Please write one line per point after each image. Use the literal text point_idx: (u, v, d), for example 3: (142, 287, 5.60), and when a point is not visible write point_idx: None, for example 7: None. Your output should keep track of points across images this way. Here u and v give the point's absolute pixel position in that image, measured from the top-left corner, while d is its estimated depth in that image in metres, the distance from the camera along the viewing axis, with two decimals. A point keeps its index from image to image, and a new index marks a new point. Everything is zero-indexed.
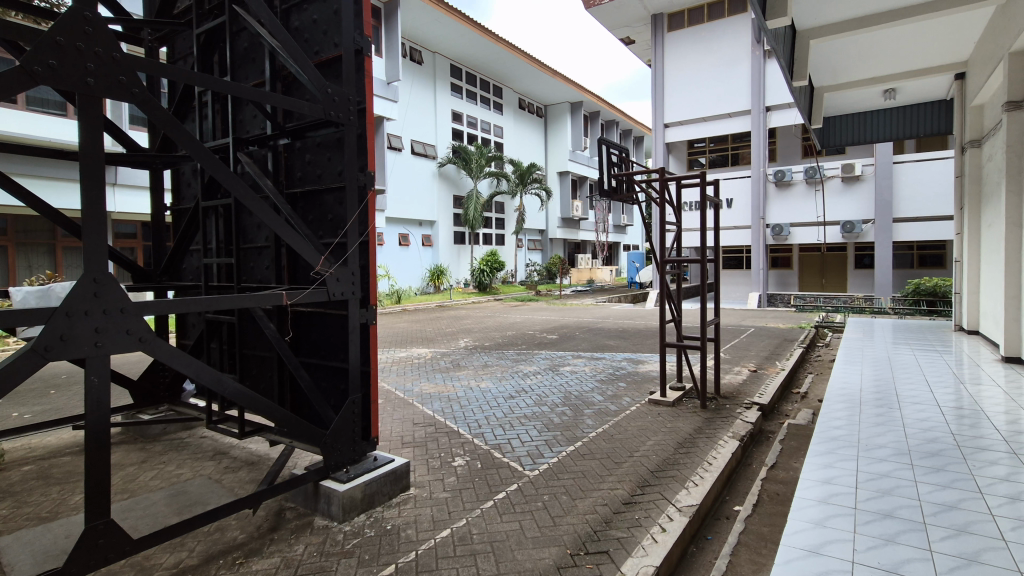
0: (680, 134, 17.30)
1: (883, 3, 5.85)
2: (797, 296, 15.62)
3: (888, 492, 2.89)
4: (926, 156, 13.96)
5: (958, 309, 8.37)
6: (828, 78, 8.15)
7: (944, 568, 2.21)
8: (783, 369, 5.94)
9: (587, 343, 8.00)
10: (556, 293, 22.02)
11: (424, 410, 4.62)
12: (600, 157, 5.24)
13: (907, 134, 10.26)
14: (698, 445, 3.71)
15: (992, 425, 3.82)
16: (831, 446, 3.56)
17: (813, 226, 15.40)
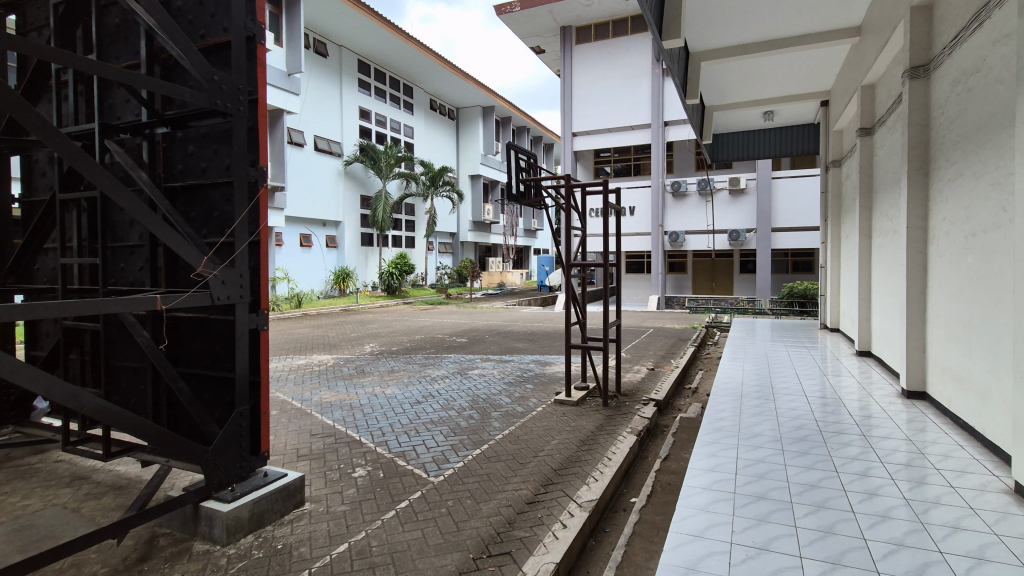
0: (587, 144, 18.03)
1: (762, 32, 6.45)
2: (691, 298, 16.84)
3: (763, 476, 3.18)
4: (799, 173, 15.64)
5: (823, 310, 9.45)
6: (717, 97, 8.87)
7: (805, 541, 2.47)
8: (677, 367, 6.35)
9: (495, 347, 8.05)
10: (469, 296, 22.05)
11: (324, 420, 4.40)
12: (508, 162, 5.29)
13: (783, 152, 11.43)
14: (599, 442, 3.86)
15: (848, 412, 4.35)
16: (716, 436, 3.85)
17: (704, 234, 16.70)
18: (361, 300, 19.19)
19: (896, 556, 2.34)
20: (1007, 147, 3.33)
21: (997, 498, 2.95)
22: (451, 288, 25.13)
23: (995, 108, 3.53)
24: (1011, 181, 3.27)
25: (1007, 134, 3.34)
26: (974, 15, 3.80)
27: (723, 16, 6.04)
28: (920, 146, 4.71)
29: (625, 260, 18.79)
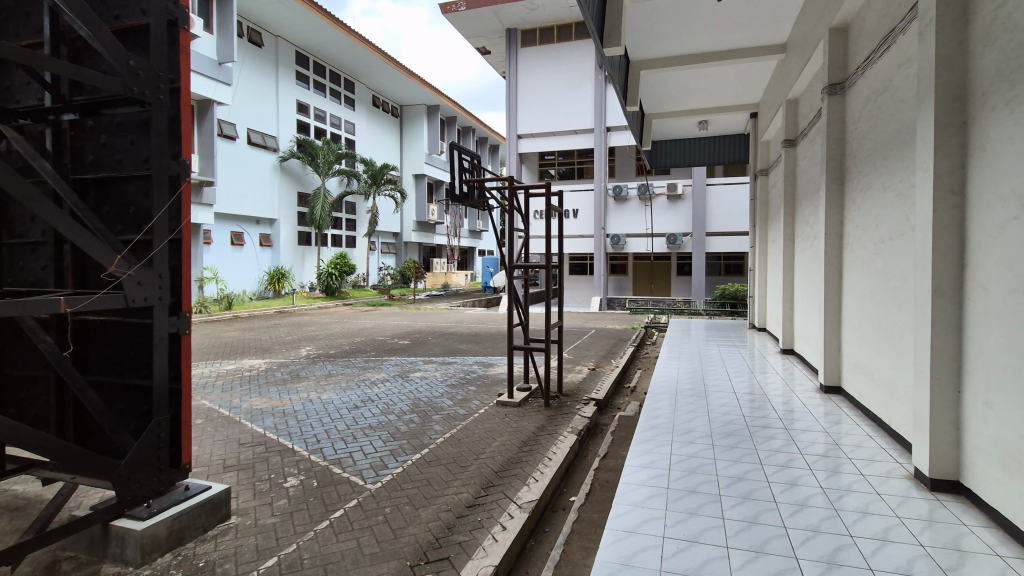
0: (532, 146, 18.23)
1: (696, 44, 6.75)
2: (630, 299, 17.33)
3: (694, 471, 3.31)
4: (731, 181, 16.46)
5: (752, 311, 9.99)
6: (655, 106, 9.19)
7: (732, 532, 2.59)
8: (617, 366, 6.52)
9: (437, 349, 7.97)
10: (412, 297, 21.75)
11: (254, 428, 4.18)
12: (451, 162, 5.24)
13: (716, 161, 12.00)
14: (540, 443, 3.89)
15: (773, 407, 4.61)
16: (652, 433, 3.98)
17: (643, 238, 17.29)
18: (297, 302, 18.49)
19: (812, 542, 2.50)
20: (910, 161, 3.65)
21: (900, 484, 3.22)
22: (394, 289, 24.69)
23: (899, 126, 3.85)
24: (912, 192, 3.58)
25: (909, 149, 3.66)
26: (883, 39, 4.15)
27: (661, 27, 6.26)
28: (836, 158, 5.07)
29: (569, 262, 19.12)
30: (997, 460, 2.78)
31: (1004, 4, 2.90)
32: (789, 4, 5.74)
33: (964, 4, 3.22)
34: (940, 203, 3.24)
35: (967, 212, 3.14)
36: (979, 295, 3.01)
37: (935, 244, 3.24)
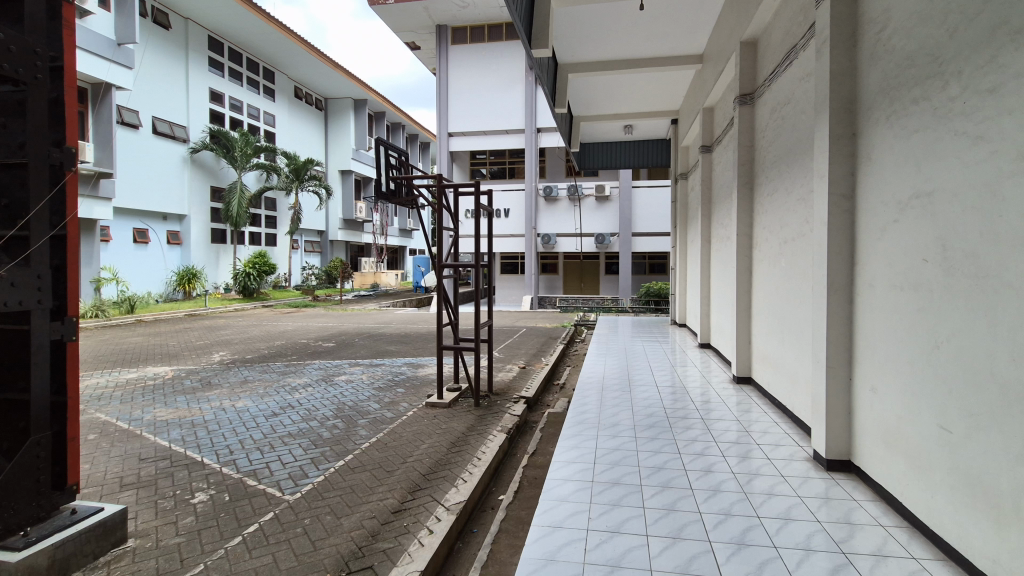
0: (463, 145, 18.17)
1: (621, 50, 6.98)
2: (562, 299, 18.11)
3: (617, 463, 3.42)
4: (654, 184, 17.21)
5: (674, 307, 10.50)
6: (583, 108, 9.42)
7: (652, 520, 2.69)
8: (547, 364, 6.62)
9: (365, 351, 7.74)
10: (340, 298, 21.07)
11: (157, 442, 3.85)
12: (377, 158, 5.09)
13: (640, 164, 12.50)
14: (469, 443, 3.87)
15: (691, 399, 4.87)
16: (579, 428, 4.06)
17: (572, 238, 17.77)
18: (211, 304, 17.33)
19: (724, 525, 2.66)
20: (809, 168, 3.96)
21: (801, 465, 3.49)
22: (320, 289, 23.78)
23: (800, 135, 4.18)
24: (811, 196, 3.90)
25: (808, 157, 3.97)
26: (786, 54, 4.48)
27: (587, 31, 6.41)
28: (746, 163, 5.43)
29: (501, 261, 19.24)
30: (881, 439, 3.08)
31: (886, 27, 3.22)
32: (705, 17, 6.07)
33: (854, 25, 3.54)
34: (834, 206, 3.55)
35: (857, 215, 3.46)
36: (866, 291, 3.32)
37: (830, 244, 3.55)
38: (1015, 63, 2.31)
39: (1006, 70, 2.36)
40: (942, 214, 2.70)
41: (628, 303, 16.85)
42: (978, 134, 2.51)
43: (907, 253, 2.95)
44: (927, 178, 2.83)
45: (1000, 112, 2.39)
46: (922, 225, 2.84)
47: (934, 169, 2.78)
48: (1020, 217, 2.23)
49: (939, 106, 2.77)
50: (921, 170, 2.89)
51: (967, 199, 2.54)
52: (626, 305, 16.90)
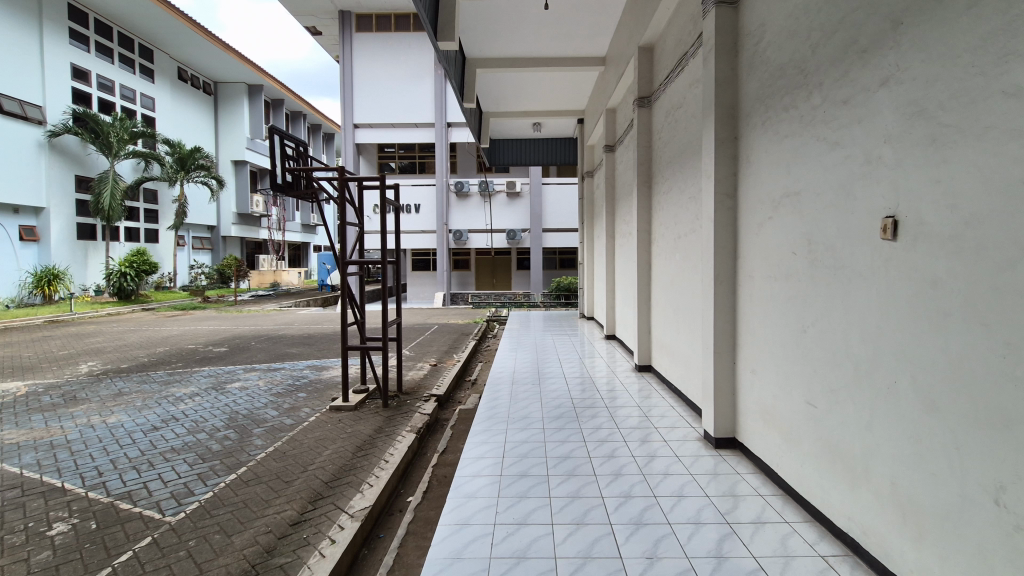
0: (370, 137, 17.60)
1: (526, 48, 7.08)
2: (473, 295, 18.35)
3: (525, 455, 3.47)
4: (563, 181, 17.69)
5: (582, 301, 10.89)
6: (492, 104, 9.46)
7: (557, 509, 2.75)
8: (458, 361, 6.60)
9: (262, 354, 7.25)
10: (233, 299, 19.63)
11: (4, 469, 3.34)
12: (271, 147, 4.76)
13: (549, 161, 12.79)
14: (376, 446, 3.75)
15: (597, 389, 5.08)
16: (488, 423, 4.08)
17: (483, 234, 17.77)
18: (76, 307, 15.38)
19: (624, 507, 2.79)
20: (698, 168, 4.25)
21: (693, 445, 3.76)
22: (211, 290, 22.01)
23: (690, 137, 4.48)
24: (700, 195, 4.19)
25: (697, 158, 4.27)
26: (678, 61, 4.78)
27: (493, 27, 6.43)
28: (645, 163, 5.73)
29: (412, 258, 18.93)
30: (760, 417, 3.38)
31: (762, 40, 3.53)
32: (606, 21, 6.31)
33: (735, 37, 3.85)
34: (720, 204, 3.84)
35: (739, 212, 3.77)
36: (747, 282, 3.62)
37: (716, 239, 3.83)
38: (863, 78, 2.62)
39: (856, 84, 2.68)
40: (807, 211, 3.01)
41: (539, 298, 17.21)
42: (835, 140, 2.82)
43: (779, 247, 3.26)
44: (796, 179, 3.14)
45: (852, 120, 2.70)
46: (791, 221, 3.15)
47: (802, 171, 3.09)
48: (865, 216, 2.56)
49: (805, 114, 3.08)
50: (790, 172, 3.20)
51: (827, 198, 2.85)
52: (537, 300, 17.26)
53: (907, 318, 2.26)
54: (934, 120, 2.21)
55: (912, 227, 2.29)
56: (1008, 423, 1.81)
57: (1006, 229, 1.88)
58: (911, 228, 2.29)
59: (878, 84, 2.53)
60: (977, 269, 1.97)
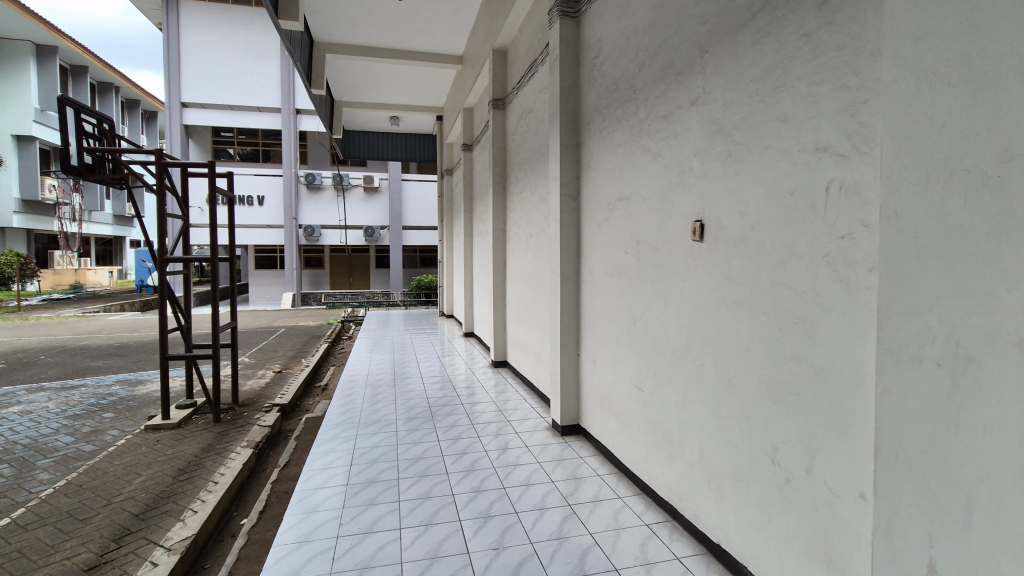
0: (201, 118, 15.76)
1: (380, 37, 6.85)
2: (327, 295, 17.31)
3: (375, 460, 3.35)
4: (423, 178, 17.51)
5: (441, 299, 10.89)
6: (346, 92, 8.99)
7: (406, 512, 2.70)
8: (307, 366, 6.18)
9: (55, 370, 6.06)
10: (15, 305, 16.14)
11: None
12: (63, 122, 3.97)
13: (406, 157, 12.54)
14: (203, 467, 3.34)
15: (453, 387, 5.11)
16: (335, 430, 3.87)
17: (336, 230, 16.91)
18: None
19: (473, 502, 2.83)
20: (546, 170, 4.47)
21: (541, 434, 3.95)
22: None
23: (539, 141, 4.70)
24: (548, 196, 4.42)
25: (545, 161, 4.49)
26: (529, 66, 4.97)
27: (343, 11, 6.10)
28: (499, 164, 5.89)
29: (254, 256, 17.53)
30: (600, 403, 3.66)
31: (599, 55, 3.82)
32: (461, 20, 6.37)
33: (577, 49, 4.11)
34: (565, 205, 4.08)
35: (581, 214, 4.04)
36: (588, 279, 3.89)
37: (562, 238, 4.06)
38: (679, 96, 2.96)
39: (673, 102, 3.02)
40: (636, 213, 3.32)
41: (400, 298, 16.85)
42: (657, 151, 3.14)
43: (614, 246, 3.55)
44: (627, 184, 3.44)
45: (670, 135, 3.04)
46: (624, 223, 3.45)
47: (631, 178, 3.40)
48: (681, 219, 2.89)
49: (634, 126, 3.39)
50: (622, 178, 3.50)
51: (651, 203, 3.17)
52: (396, 299, 16.89)
53: (712, 309, 2.60)
54: (731, 137, 2.58)
55: (714, 230, 2.64)
56: (782, 394, 2.17)
57: (781, 231, 2.25)
58: (714, 230, 2.64)
59: (690, 103, 2.87)
60: (761, 266, 2.33)
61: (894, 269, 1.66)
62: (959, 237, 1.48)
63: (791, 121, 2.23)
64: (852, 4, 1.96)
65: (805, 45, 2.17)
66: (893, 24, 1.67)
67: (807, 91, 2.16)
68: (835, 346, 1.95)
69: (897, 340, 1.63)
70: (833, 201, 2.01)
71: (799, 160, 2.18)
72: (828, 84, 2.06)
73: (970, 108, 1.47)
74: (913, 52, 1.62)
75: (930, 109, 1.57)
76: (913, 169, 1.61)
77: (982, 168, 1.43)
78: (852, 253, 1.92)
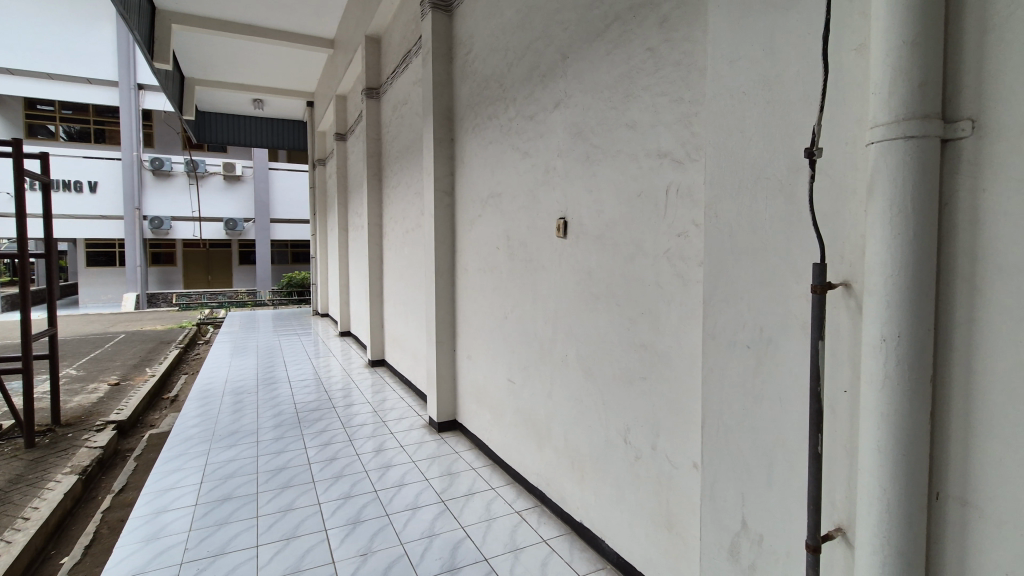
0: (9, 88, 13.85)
1: (237, 11, 6.27)
2: (180, 295, 15.55)
3: (230, 476, 3.10)
4: (294, 167, 16.36)
5: (314, 298, 10.31)
6: (198, 68, 8.11)
7: (264, 528, 2.53)
8: (153, 376, 5.50)
9: None
10: None
11: None
12: None
13: (270, 144, 11.69)
14: (9, 503, 2.82)
15: (325, 390, 4.87)
16: (184, 447, 3.50)
17: (189, 222, 15.28)
18: None
19: (341, 510, 2.73)
20: (420, 165, 4.41)
21: (417, 432, 3.92)
22: None
23: (413, 134, 4.62)
24: (422, 192, 4.37)
25: (419, 155, 4.43)
26: (402, 58, 4.85)
27: None
28: (373, 156, 5.70)
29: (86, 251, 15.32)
30: (474, 397, 3.71)
31: (471, 51, 3.84)
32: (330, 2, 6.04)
33: (449, 43, 4.10)
34: (439, 201, 4.06)
35: (455, 210, 4.05)
36: (462, 275, 3.91)
37: (436, 235, 4.04)
38: (544, 98, 3.08)
39: (539, 104, 3.13)
40: (506, 210, 3.40)
41: (268, 297, 15.65)
42: (525, 150, 3.24)
43: (487, 242, 3.61)
44: (498, 182, 3.51)
45: (536, 135, 3.15)
46: (495, 219, 3.51)
47: (501, 175, 3.47)
48: (547, 216, 3.01)
49: (503, 124, 3.47)
50: (493, 175, 3.56)
51: (520, 200, 3.27)
52: (264, 298, 15.66)
53: (574, 302, 2.75)
54: (588, 140, 2.73)
55: (575, 227, 2.79)
56: (632, 379, 2.36)
57: (630, 229, 2.44)
58: (575, 228, 2.79)
59: (553, 105, 3.00)
60: (615, 262, 2.51)
61: (716, 264, 1.88)
62: (763, 236, 1.72)
63: (638, 128, 2.42)
64: (685, 25, 2.17)
65: (649, 58, 2.37)
66: (715, 46, 1.89)
67: (651, 102, 2.36)
68: (674, 333, 2.16)
69: (718, 326, 1.85)
70: (672, 202, 2.22)
71: (645, 164, 2.38)
72: (667, 96, 2.27)
73: (770, 125, 1.70)
74: (730, 72, 1.85)
75: (743, 124, 1.80)
76: (729, 175, 1.84)
77: (777, 177, 1.67)
78: (686, 250, 2.13)
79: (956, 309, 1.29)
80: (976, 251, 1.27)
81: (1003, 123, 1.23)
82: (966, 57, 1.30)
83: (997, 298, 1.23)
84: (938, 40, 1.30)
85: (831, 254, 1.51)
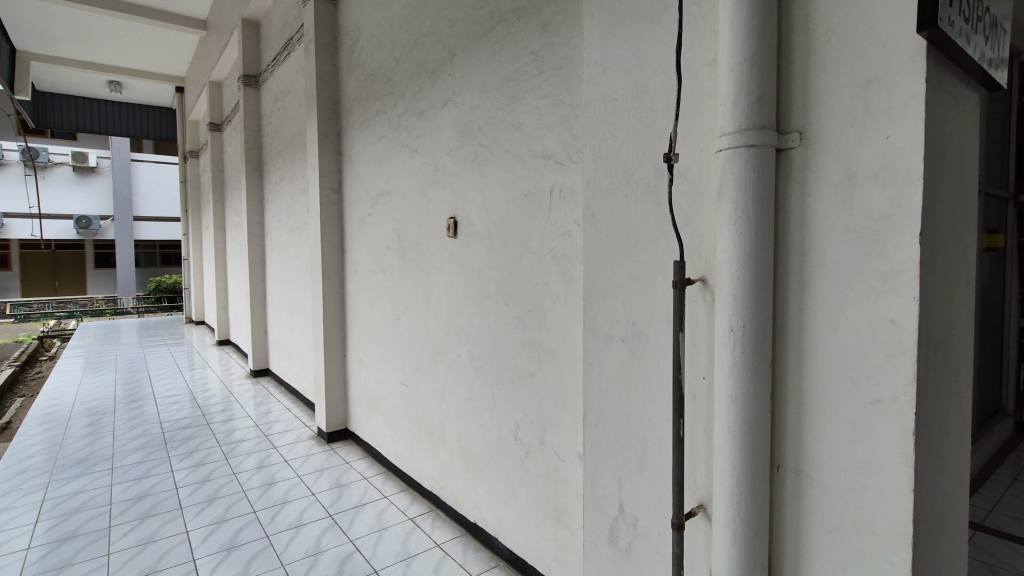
0: None
1: None
2: (18, 303, 13.40)
3: (76, 510, 2.71)
4: (162, 160, 14.79)
5: (188, 304, 9.38)
6: (35, 40, 7.06)
7: (118, 566, 2.24)
8: None
9: None
10: None
11: None
12: None
13: (128, 133, 10.65)
14: None
15: (198, 406, 4.43)
16: (15, 481, 3.01)
17: (26, 219, 13.62)
18: None
19: (213, 536, 2.49)
20: (304, 160, 4.17)
21: (304, 445, 3.71)
22: None
23: (295, 127, 4.35)
24: (306, 189, 4.13)
25: (302, 150, 4.17)
26: (282, 45, 4.56)
27: None
28: (253, 149, 5.30)
29: None
30: (366, 402, 3.57)
31: (357, 43, 3.69)
32: None
33: (333, 33, 3.90)
34: (325, 198, 3.85)
35: (343, 208, 3.87)
36: (351, 276, 3.75)
37: (322, 234, 3.83)
38: (432, 96, 3.03)
39: (427, 101, 3.07)
40: (396, 209, 3.31)
41: (132, 303, 13.98)
42: (414, 147, 3.17)
43: (376, 242, 3.49)
44: (387, 180, 3.40)
45: (425, 132, 3.09)
46: (385, 218, 3.40)
47: (390, 173, 3.37)
48: (437, 215, 2.97)
49: (392, 120, 3.36)
50: (383, 173, 3.45)
51: (410, 198, 3.19)
52: (127, 305, 13.97)
53: (464, 302, 2.74)
54: (477, 139, 2.73)
55: (465, 227, 2.78)
56: (521, 376, 2.39)
57: (518, 228, 2.47)
58: (465, 227, 2.77)
59: (441, 103, 2.96)
60: (503, 261, 2.53)
61: (593, 262, 1.96)
62: (634, 235, 1.82)
63: (523, 129, 2.46)
64: (564, 31, 2.24)
65: (532, 61, 2.42)
66: (590, 54, 1.97)
67: (534, 104, 2.41)
68: (559, 329, 2.22)
69: (596, 321, 1.93)
70: (556, 202, 2.28)
71: (530, 164, 2.43)
72: (549, 99, 2.33)
73: (639, 130, 1.81)
74: (603, 79, 1.93)
75: (615, 129, 1.89)
76: (604, 178, 1.92)
77: (645, 180, 1.78)
78: (568, 249, 2.20)
79: (790, 300, 1.45)
80: (804, 248, 1.43)
81: (823, 136, 1.40)
82: (794, 76, 1.46)
83: (822, 290, 1.39)
84: (772, 59, 1.45)
85: (689, 252, 1.64)
